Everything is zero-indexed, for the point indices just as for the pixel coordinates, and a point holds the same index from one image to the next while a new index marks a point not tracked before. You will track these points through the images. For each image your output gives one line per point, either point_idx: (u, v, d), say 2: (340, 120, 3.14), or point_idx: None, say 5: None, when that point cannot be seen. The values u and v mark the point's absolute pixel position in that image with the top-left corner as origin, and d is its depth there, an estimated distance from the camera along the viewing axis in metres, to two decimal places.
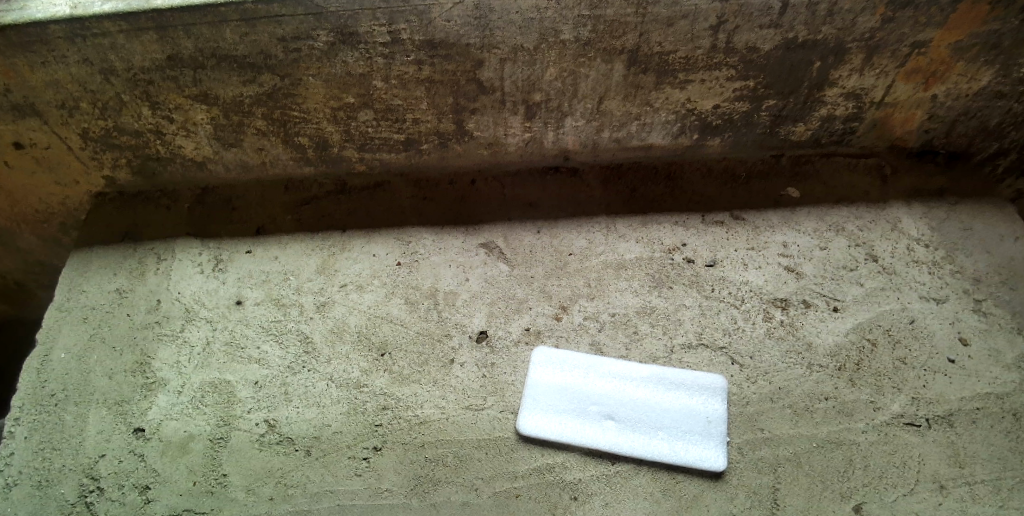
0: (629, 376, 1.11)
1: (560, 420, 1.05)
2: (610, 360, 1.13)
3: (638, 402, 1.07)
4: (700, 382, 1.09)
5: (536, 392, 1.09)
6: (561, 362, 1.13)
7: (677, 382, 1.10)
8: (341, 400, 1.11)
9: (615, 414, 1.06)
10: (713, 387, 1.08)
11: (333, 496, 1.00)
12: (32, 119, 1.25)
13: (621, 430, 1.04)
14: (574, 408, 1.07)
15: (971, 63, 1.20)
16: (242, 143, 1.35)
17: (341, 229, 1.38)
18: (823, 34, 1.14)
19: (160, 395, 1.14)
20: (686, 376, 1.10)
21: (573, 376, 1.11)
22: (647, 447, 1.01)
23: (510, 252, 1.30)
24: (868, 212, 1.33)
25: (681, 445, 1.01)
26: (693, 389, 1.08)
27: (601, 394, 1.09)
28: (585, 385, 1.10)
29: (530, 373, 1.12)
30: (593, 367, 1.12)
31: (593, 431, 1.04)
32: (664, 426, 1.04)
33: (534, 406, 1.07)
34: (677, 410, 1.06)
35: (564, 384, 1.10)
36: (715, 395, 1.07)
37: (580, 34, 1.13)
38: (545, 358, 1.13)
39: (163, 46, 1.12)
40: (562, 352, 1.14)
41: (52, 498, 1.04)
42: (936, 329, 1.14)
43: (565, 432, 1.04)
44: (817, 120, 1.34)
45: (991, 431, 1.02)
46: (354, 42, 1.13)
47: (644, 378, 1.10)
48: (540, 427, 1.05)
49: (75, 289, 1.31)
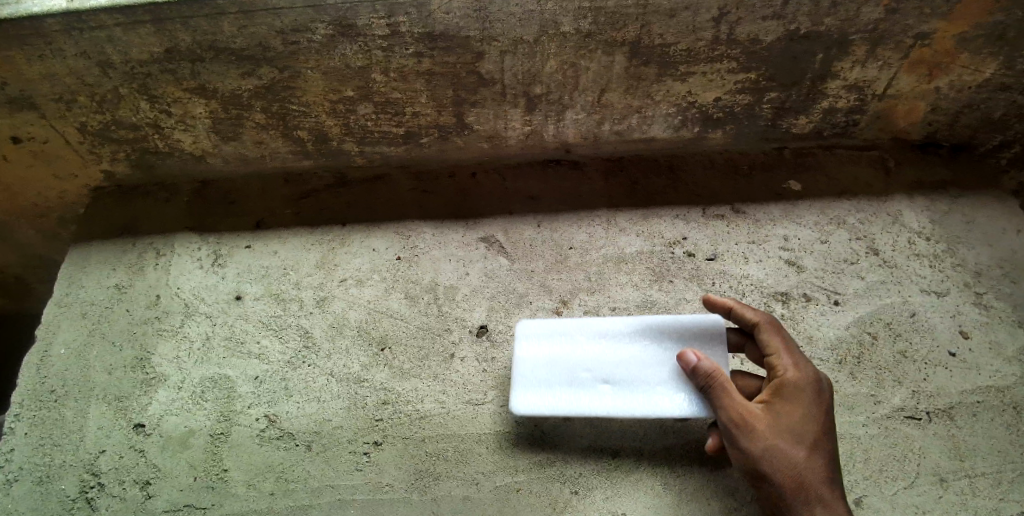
0: (620, 335, 1.07)
1: (555, 393, 1.03)
2: (598, 321, 1.09)
3: (633, 360, 1.04)
4: (696, 328, 1.04)
5: (526, 367, 1.06)
6: (547, 333, 1.09)
7: (671, 331, 1.05)
8: (342, 395, 1.11)
9: (611, 378, 1.03)
10: (709, 331, 1.03)
11: (333, 490, 1.01)
12: (29, 113, 1.24)
13: (620, 393, 1.02)
14: (567, 378, 1.04)
15: (975, 55, 1.19)
16: (241, 136, 1.34)
17: (341, 223, 1.36)
18: (826, 25, 1.13)
19: (160, 391, 1.14)
20: (679, 323, 1.05)
21: (562, 345, 1.08)
22: (648, 406, 1.00)
23: (511, 246, 1.29)
24: (870, 205, 1.32)
25: (682, 398, 0.99)
26: (689, 336, 1.04)
27: (593, 358, 1.05)
28: (575, 351, 1.07)
29: (517, 351, 1.08)
30: (581, 332, 1.08)
31: (592, 399, 1.02)
32: (661, 381, 1.01)
33: (526, 382, 1.05)
34: (674, 361, 1.03)
35: (554, 354, 1.07)
36: (713, 339, 1.03)
37: (581, 25, 1.12)
38: (528, 331, 1.10)
39: (160, 39, 1.11)
40: (546, 323, 1.10)
41: (53, 494, 1.04)
42: (938, 322, 1.14)
43: (562, 405, 1.02)
44: (819, 112, 1.33)
45: (992, 424, 1.02)
46: (354, 34, 1.12)
47: (637, 334, 1.06)
48: (536, 405, 1.03)
49: (73, 285, 1.31)
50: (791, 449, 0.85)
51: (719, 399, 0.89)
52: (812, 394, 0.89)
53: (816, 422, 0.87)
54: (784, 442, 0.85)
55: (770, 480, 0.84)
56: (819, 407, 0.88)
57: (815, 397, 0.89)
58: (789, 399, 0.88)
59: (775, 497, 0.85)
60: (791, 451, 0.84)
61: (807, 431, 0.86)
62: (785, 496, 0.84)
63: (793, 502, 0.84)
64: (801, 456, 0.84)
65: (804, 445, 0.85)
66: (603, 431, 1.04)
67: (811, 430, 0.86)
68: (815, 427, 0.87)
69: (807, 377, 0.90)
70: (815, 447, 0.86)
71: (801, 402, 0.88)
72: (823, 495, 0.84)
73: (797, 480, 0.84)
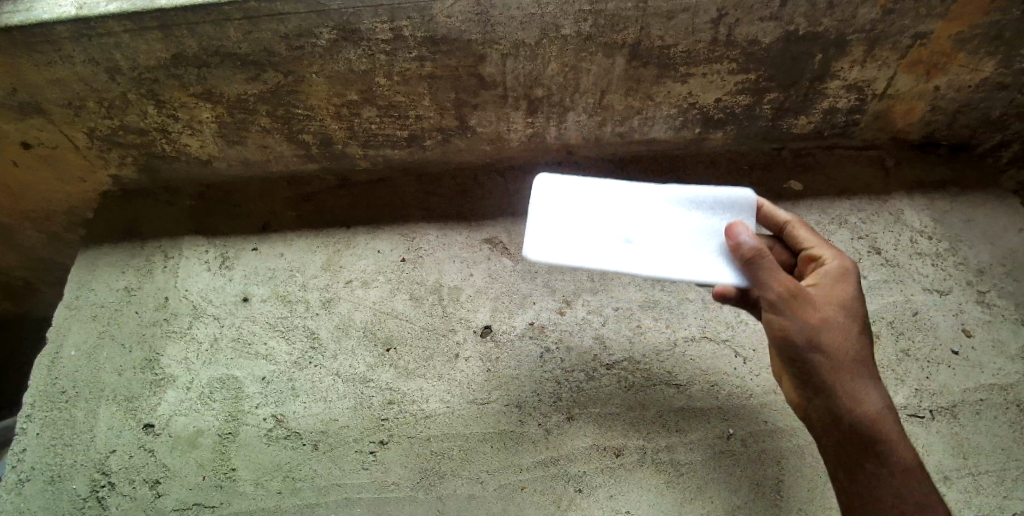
0: (643, 198, 0.94)
1: (566, 245, 0.91)
2: (621, 181, 0.96)
3: (655, 225, 0.92)
4: (727, 199, 0.91)
5: (537, 219, 0.94)
6: (565, 185, 0.97)
7: (703, 201, 0.92)
8: (348, 395, 1.13)
9: (629, 238, 0.91)
10: (741, 204, 0.91)
11: (340, 489, 1.02)
12: (39, 119, 1.26)
13: (635, 252, 0.90)
14: (581, 234, 0.92)
15: (975, 54, 1.20)
16: (246, 140, 1.36)
17: (346, 225, 1.38)
18: (824, 26, 1.14)
19: (169, 392, 1.16)
20: (709, 193, 0.92)
21: (576, 203, 0.95)
22: (663, 272, 0.89)
23: (514, 247, 1.30)
24: (872, 204, 1.33)
25: (701, 270, 0.88)
26: (718, 209, 0.92)
27: (612, 217, 0.93)
28: (593, 207, 0.94)
29: (529, 201, 0.96)
30: (602, 188, 0.95)
31: (604, 257, 0.90)
32: (683, 250, 0.90)
33: (536, 233, 0.93)
34: (699, 231, 0.91)
35: (568, 210, 0.94)
36: (743, 213, 0.91)
37: (581, 28, 1.13)
38: (543, 186, 0.97)
39: (166, 45, 1.13)
40: (564, 176, 0.98)
41: (64, 493, 1.05)
42: (940, 320, 1.15)
43: (571, 258, 0.91)
44: (819, 112, 1.34)
45: (995, 422, 1.03)
46: (357, 39, 1.13)
47: (660, 201, 0.94)
48: (540, 255, 0.91)
49: (83, 287, 1.32)
50: (846, 323, 0.79)
51: (763, 270, 0.80)
52: (859, 280, 0.84)
53: (863, 303, 0.83)
54: (839, 316, 0.79)
55: (821, 353, 0.78)
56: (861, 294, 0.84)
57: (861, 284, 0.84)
58: (835, 282, 0.82)
59: (824, 373, 0.78)
60: (844, 323, 0.79)
61: (857, 308, 0.82)
62: (834, 364, 0.78)
63: (846, 378, 0.78)
64: (855, 332, 0.80)
65: (857, 322, 0.81)
66: (606, 429, 1.05)
67: (860, 309, 0.82)
68: (863, 307, 0.83)
69: (854, 266, 0.84)
70: (865, 326, 0.82)
71: (852, 286, 0.82)
72: (872, 372, 0.80)
73: (849, 354, 0.79)
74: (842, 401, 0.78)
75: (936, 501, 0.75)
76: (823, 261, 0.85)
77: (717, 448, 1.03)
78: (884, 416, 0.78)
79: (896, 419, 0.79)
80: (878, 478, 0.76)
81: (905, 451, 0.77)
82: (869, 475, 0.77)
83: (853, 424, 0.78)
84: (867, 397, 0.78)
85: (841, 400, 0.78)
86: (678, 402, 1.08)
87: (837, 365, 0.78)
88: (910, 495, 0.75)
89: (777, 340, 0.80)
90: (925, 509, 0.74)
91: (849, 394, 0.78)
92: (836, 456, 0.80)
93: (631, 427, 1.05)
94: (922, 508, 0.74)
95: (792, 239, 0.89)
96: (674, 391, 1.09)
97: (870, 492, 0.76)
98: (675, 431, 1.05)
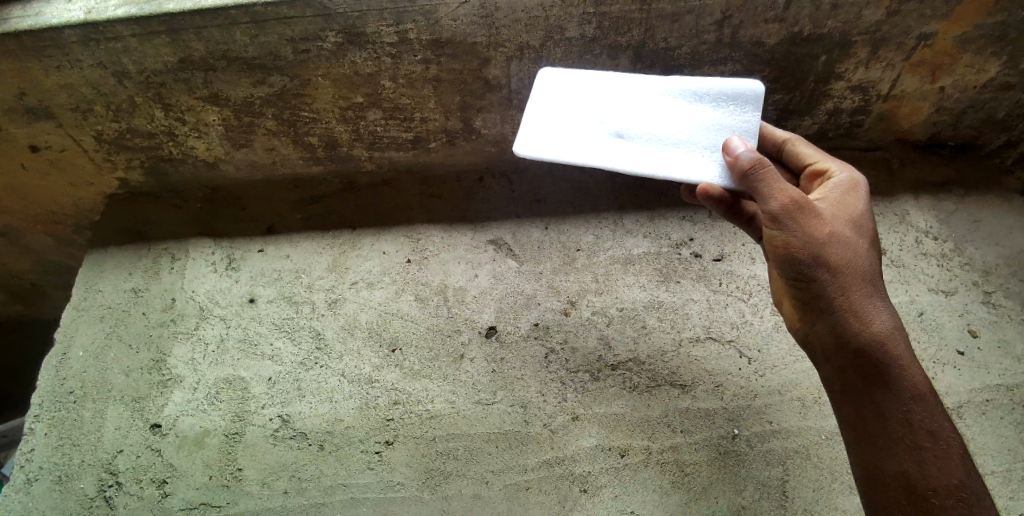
0: (643, 92, 0.93)
1: (561, 140, 0.92)
2: (623, 76, 0.95)
3: (653, 117, 0.90)
4: (730, 91, 0.88)
5: (536, 114, 0.95)
6: (567, 83, 0.97)
7: (706, 93, 0.90)
8: (354, 395, 1.13)
9: (624, 130, 0.90)
10: (745, 97, 0.88)
11: (346, 489, 1.03)
12: (48, 122, 1.28)
13: (630, 147, 0.89)
14: (578, 127, 0.92)
15: (979, 55, 1.20)
16: (253, 143, 1.37)
17: (352, 227, 1.38)
18: (828, 27, 1.14)
19: (176, 392, 1.16)
20: (714, 85, 0.90)
21: (578, 98, 0.95)
22: (656, 165, 0.87)
23: (519, 248, 1.30)
24: (877, 205, 1.32)
25: (697, 163, 0.86)
26: (719, 102, 0.89)
27: (611, 111, 0.92)
28: (593, 101, 0.94)
29: (531, 99, 0.97)
30: (603, 82, 0.95)
31: (599, 152, 0.90)
32: (678, 141, 0.88)
33: (534, 127, 0.94)
34: (699, 123, 0.88)
35: (569, 104, 0.95)
36: (747, 105, 0.88)
37: (586, 30, 1.13)
38: (549, 80, 0.98)
39: (174, 49, 1.14)
40: (568, 74, 0.98)
41: (72, 493, 1.06)
42: (946, 321, 1.15)
43: (565, 152, 0.91)
44: (824, 113, 1.34)
45: (1001, 422, 1.03)
46: (363, 42, 1.14)
47: (660, 94, 0.92)
48: (536, 149, 0.92)
49: (90, 289, 1.33)
50: (851, 239, 0.77)
51: (768, 180, 0.75)
52: (866, 193, 0.85)
53: (869, 220, 0.81)
54: (844, 231, 0.77)
55: (826, 269, 0.75)
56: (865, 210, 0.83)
57: (869, 196, 0.84)
58: (839, 193, 0.83)
59: (829, 292, 0.76)
60: (849, 240, 0.77)
61: (861, 225, 0.80)
62: (843, 282, 0.75)
63: (852, 296, 0.75)
64: (860, 249, 0.77)
65: (862, 239, 0.78)
66: (611, 430, 1.05)
67: (864, 226, 0.80)
68: (869, 226, 0.81)
69: (862, 179, 0.86)
70: (871, 244, 0.79)
71: (859, 196, 0.83)
72: (879, 290, 0.77)
73: (854, 269, 0.76)
74: (848, 319, 0.75)
75: (949, 428, 0.72)
76: (830, 173, 0.88)
77: (722, 449, 1.03)
78: (893, 335, 0.75)
79: (905, 340, 0.76)
80: (888, 403, 0.73)
81: (916, 374, 0.74)
82: (878, 400, 0.74)
83: (861, 343, 0.74)
84: (875, 316, 0.75)
85: (847, 319, 0.75)
86: (683, 403, 1.08)
87: (842, 281, 0.75)
88: (921, 420, 0.71)
89: (781, 255, 0.76)
90: (937, 436, 0.71)
91: (856, 313, 0.75)
92: (841, 381, 0.77)
93: (636, 427, 1.06)
94: (934, 435, 0.71)
95: (795, 157, 0.93)
96: (679, 391, 1.09)
97: (880, 420, 0.73)
98: (680, 431, 1.05)
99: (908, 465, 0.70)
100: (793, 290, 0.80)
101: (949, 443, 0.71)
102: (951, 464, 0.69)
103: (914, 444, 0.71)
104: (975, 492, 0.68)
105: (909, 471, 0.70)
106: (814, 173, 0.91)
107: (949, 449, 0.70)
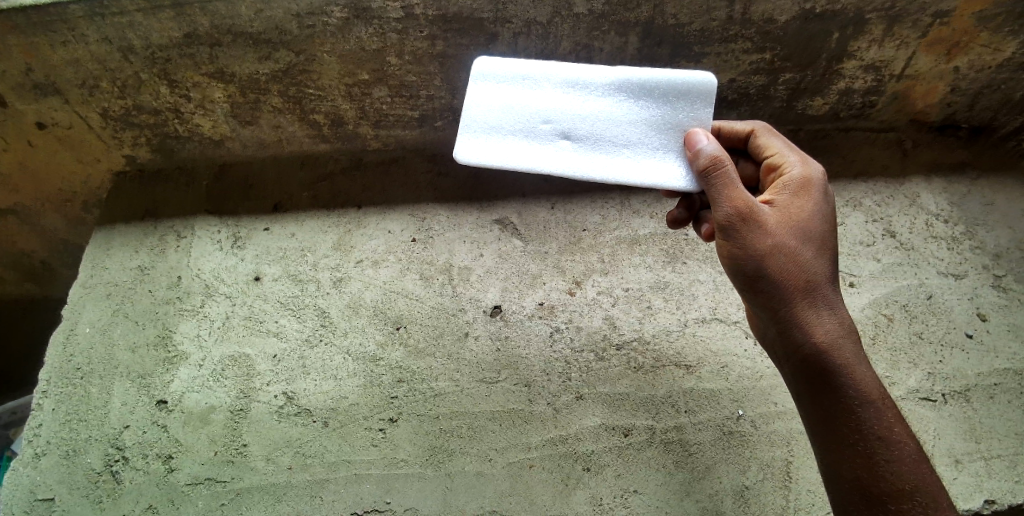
0: (590, 87, 0.87)
1: (505, 143, 0.85)
2: (566, 67, 0.88)
3: (603, 115, 0.85)
4: (680, 86, 0.84)
5: (474, 113, 0.87)
6: (506, 75, 0.89)
7: (656, 87, 0.85)
8: (358, 373, 1.13)
9: (572, 132, 0.85)
10: (698, 91, 0.84)
11: (350, 465, 1.03)
12: (54, 99, 1.27)
13: (580, 150, 0.84)
14: (523, 128, 0.86)
15: (995, 34, 1.17)
16: (259, 120, 1.35)
17: (357, 206, 1.37)
18: (842, 3, 1.12)
19: (182, 368, 1.17)
20: (663, 76, 0.85)
21: (520, 93, 0.88)
22: (608, 169, 0.83)
23: (524, 227, 1.30)
24: (887, 188, 1.31)
25: (650, 167, 0.82)
26: (671, 97, 0.85)
27: (558, 108, 0.86)
28: (538, 98, 0.87)
29: (469, 92, 0.89)
30: (546, 76, 0.88)
31: (547, 158, 0.84)
32: (630, 144, 0.83)
33: (473, 130, 0.86)
34: (649, 123, 0.84)
35: (512, 100, 0.87)
36: (698, 100, 0.84)
37: (594, 6, 1.12)
38: (486, 70, 0.90)
39: (179, 23, 1.14)
40: (506, 64, 0.89)
41: (79, 467, 1.07)
42: (955, 304, 1.14)
43: (510, 157, 0.85)
44: (836, 94, 1.31)
45: (1008, 406, 1.02)
46: (368, 17, 1.14)
47: (609, 85, 0.86)
48: (480, 154, 0.85)
49: (97, 266, 1.33)
50: (796, 247, 0.77)
51: (713, 187, 0.76)
52: (820, 190, 0.82)
53: (822, 221, 0.80)
54: (791, 241, 0.77)
55: (772, 281, 0.76)
56: (822, 211, 0.81)
57: (823, 193, 0.82)
58: (792, 199, 0.81)
59: (776, 304, 0.77)
60: (795, 248, 0.76)
61: (812, 229, 0.79)
62: (786, 293, 0.76)
63: (797, 306, 0.76)
64: (807, 257, 0.77)
65: (811, 246, 0.78)
66: (615, 409, 1.05)
67: (816, 230, 0.79)
68: (822, 228, 0.80)
69: (816, 173, 0.83)
70: (822, 249, 0.78)
71: (811, 197, 0.80)
72: (827, 298, 0.77)
73: (799, 280, 0.76)
74: (794, 330, 0.77)
75: (902, 433, 0.73)
76: (783, 169, 0.85)
77: (727, 429, 1.03)
78: (840, 343, 0.75)
79: (856, 346, 0.76)
80: (836, 410, 0.74)
81: (867, 381, 0.74)
82: (826, 407, 0.75)
83: (809, 354, 0.76)
84: (821, 326, 0.76)
85: (794, 328, 0.77)
86: (687, 383, 1.07)
87: (787, 292, 0.76)
88: (872, 427, 0.72)
89: (729, 266, 0.79)
90: (888, 442, 0.72)
91: (801, 322, 0.76)
92: (795, 388, 0.79)
93: (640, 406, 1.05)
94: (886, 441, 0.72)
95: (756, 148, 0.91)
96: (683, 372, 1.09)
97: (831, 428, 0.75)
98: (685, 411, 1.04)
99: (859, 471, 0.72)
100: (748, 301, 0.82)
101: (900, 447, 0.72)
102: (901, 469, 0.71)
103: (865, 451, 0.72)
104: (927, 494, 0.70)
105: (859, 476, 0.71)
106: (769, 166, 0.88)
107: (899, 454, 0.71)
